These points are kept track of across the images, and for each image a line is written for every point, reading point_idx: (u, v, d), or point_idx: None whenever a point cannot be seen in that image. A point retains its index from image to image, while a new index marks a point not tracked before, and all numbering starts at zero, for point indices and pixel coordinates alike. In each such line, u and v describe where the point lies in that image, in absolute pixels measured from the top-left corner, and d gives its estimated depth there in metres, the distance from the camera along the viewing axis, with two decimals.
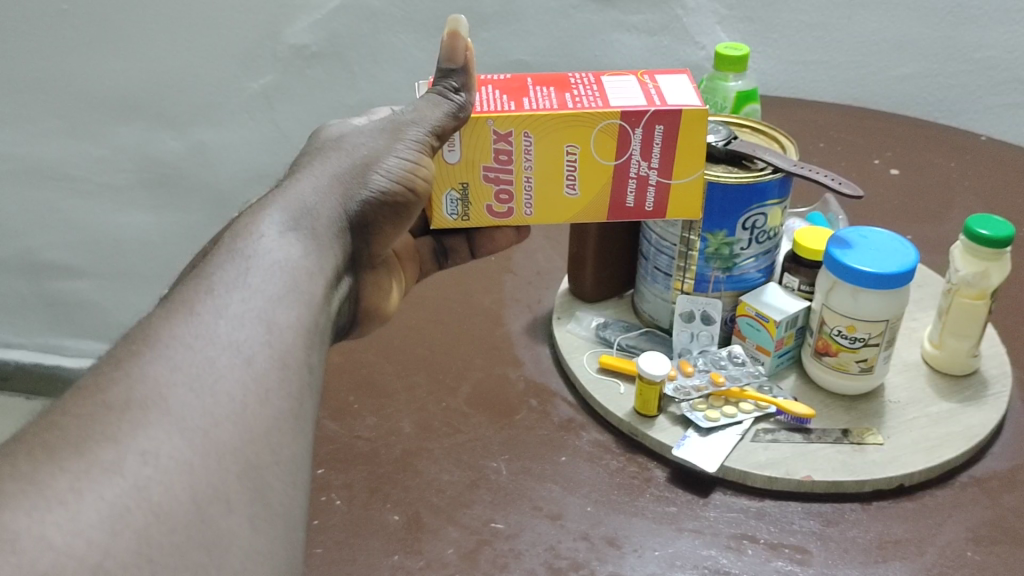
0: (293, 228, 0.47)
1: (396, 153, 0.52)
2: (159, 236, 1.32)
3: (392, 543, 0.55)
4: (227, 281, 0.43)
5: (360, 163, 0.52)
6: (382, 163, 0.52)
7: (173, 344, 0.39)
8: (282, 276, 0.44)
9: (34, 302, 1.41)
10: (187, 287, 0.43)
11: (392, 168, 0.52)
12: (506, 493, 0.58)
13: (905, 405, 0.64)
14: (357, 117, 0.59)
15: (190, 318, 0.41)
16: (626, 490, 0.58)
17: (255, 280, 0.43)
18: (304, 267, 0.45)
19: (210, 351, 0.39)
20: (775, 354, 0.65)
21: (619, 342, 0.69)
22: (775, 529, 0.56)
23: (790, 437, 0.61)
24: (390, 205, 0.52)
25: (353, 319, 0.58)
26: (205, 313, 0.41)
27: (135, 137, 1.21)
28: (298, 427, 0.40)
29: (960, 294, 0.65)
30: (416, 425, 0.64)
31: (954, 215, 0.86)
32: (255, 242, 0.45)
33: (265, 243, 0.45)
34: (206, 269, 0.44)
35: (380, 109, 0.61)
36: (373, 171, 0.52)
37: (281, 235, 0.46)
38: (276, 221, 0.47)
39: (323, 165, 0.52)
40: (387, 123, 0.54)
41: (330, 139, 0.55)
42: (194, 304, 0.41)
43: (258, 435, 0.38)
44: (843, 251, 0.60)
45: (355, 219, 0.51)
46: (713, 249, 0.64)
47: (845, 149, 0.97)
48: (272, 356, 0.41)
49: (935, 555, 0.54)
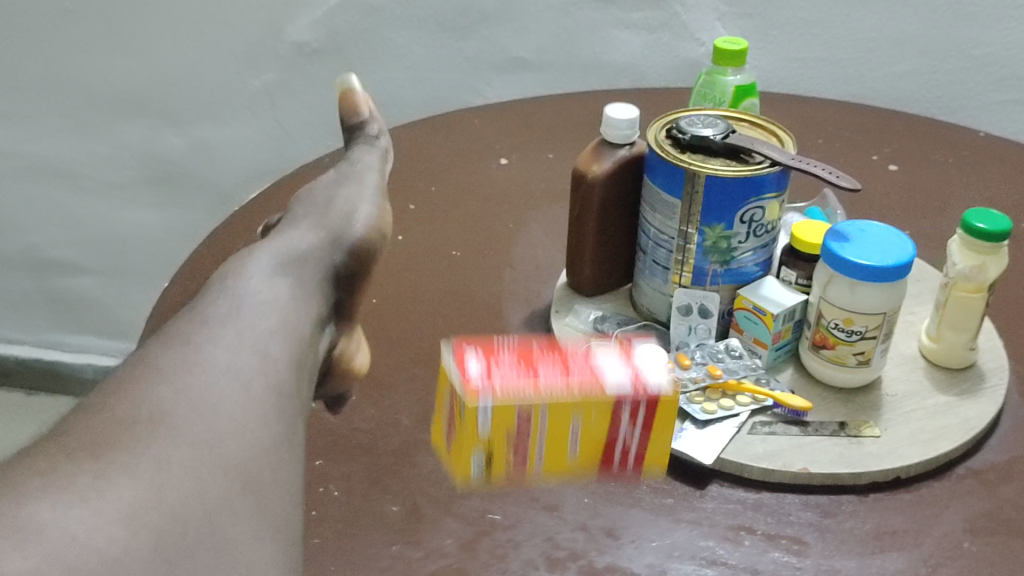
0: (282, 272, 0.57)
1: (370, 206, 0.63)
2: (160, 233, 1.32)
3: (392, 533, 0.55)
4: (226, 321, 0.53)
5: (341, 215, 0.61)
6: (358, 216, 0.61)
7: (181, 374, 0.49)
8: (273, 313, 0.54)
9: (37, 298, 1.41)
10: (196, 321, 0.53)
11: (367, 220, 0.62)
12: (505, 484, 0.58)
13: (903, 398, 0.64)
14: (327, 194, 0.64)
15: (194, 352, 0.50)
16: (621, 483, 0.60)
17: (249, 318, 0.53)
18: (289, 307, 0.55)
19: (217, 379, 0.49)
20: (773, 347, 0.65)
21: (617, 336, 0.69)
22: (772, 521, 0.57)
23: (787, 430, 0.61)
24: (366, 253, 0.61)
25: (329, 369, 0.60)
26: (210, 349, 0.51)
27: (137, 134, 1.22)
28: (277, 456, 0.48)
29: (958, 287, 0.65)
30: (415, 417, 0.64)
31: (952, 210, 0.86)
32: (254, 285, 0.56)
33: (256, 286, 0.55)
34: (200, 306, 0.54)
35: (359, 149, 0.67)
36: (354, 223, 0.61)
37: (270, 279, 0.56)
38: (265, 268, 0.57)
39: (313, 221, 0.61)
40: (363, 185, 0.64)
41: (307, 197, 0.64)
42: (196, 342, 0.51)
43: (234, 464, 0.46)
44: (841, 244, 0.61)
45: (338, 263, 0.60)
46: (711, 243, 0.64)
47: (844, 144, 0.97)
48: (262, 386, 0.50)
49: (932, 546, 0.55)
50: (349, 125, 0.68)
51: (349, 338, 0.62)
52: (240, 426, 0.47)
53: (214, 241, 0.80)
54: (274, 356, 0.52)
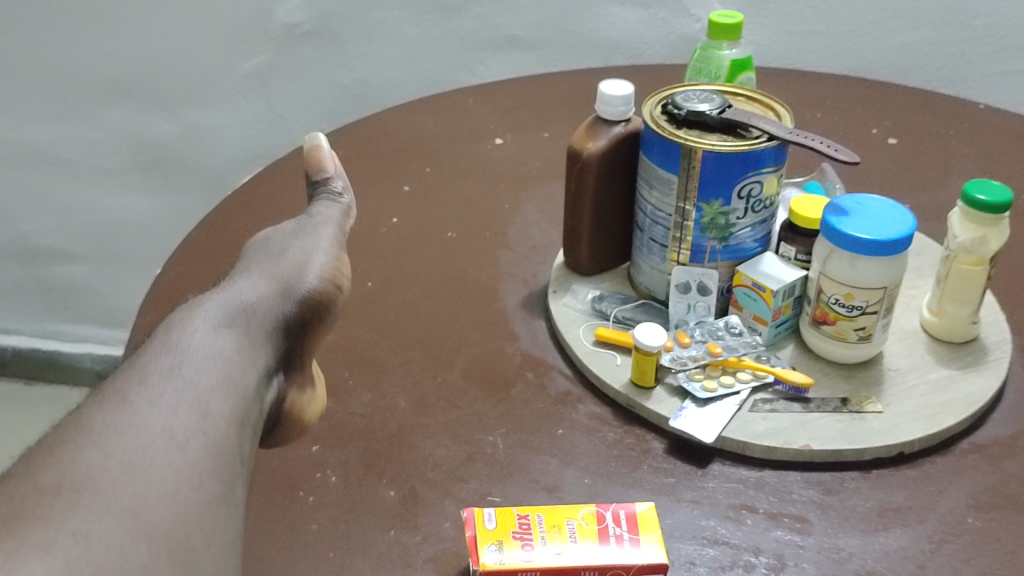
0: (228, 323, 0.55)
1: (323, 254, 0.60)
2: (153, 219, 1.31)
3: (388, 518, 0.54)
4: (164, 373, 0.50)
5: (293, 263, 0.59)
6: (309, 264, 0.59)
7: (112, 433, 0.47)
8: (216, 364, 0.52)
9: (31, 288, 1.40)
10: (138, 369, 0.51)
11: (319, 268, 0.59)
12: (503, 467, 0.58)
13: (905, 373, 0.63)
14: (288, 241, 0.61)
15: (127, 408, 0.48)
16: (623, 462, 0.58)
17: (188, 371, 0.51)
18: (232, 360, 0.53)
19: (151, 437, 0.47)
20: (773, 324, 0.65)
21: (615, 315, 0.68)
22: (774, 499, 0.56)
23: (788, 407, 0.61)
24: (318, 303, 0.58)
25: (279, 417, 0.57)
26: (142, 406, 0.48)
27: (128, 120, 1.21)
28: (210, 518, 0.47)
29: (959, 260, 0.64)
30: (411, 400, 0.63)
31: (951, 183, 0.86)
32: (194, 335, 0.53)
33: (199, 338, 0.53)
34: (141, 359, 0.52)
35: (319, 206, 0.64)
36: (306, 271, 0.58)
37: (215, 330, 0.54)
38: (211, 317, 0.55)
39: (264, 266, 0.59)
40: (318, 233, 0.61)
41: (261, 242, 0.62)
42: (132, 396, 0.49)
43: (162, 528, 0.44)
44: (840, 218, 0.60)
45: (289, 313, 0.57)
46: (708, 220, 0.63)
47: (843, 118, 0.96)
48: (199, 446, 0.48)
49: (936, 522, 0.55)
50: (313, 183, 0.65)
51: (302, 388, 0.58)
52: (171, 493, 0.46)
53: (206, 227, 0.79)
54: (215, 413, 0.50)
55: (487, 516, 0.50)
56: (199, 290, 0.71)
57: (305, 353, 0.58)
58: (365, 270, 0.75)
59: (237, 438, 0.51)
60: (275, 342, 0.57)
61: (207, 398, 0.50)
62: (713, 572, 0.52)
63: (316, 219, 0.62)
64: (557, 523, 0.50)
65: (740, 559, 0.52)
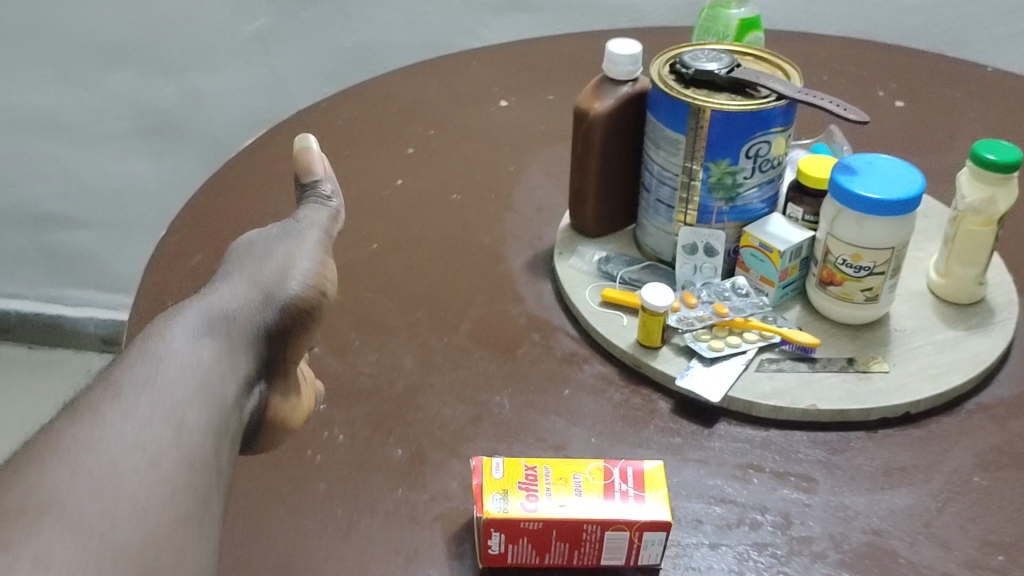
0: (209, 332, 0.50)
1: (307, 257, 0.54)
2: (155, 184, 1.31)
3: (396, 477, 0.54)
4: (137, 384, 0.46)
5: (276, 268, 0.53)
6: (292, 270, 0.53)
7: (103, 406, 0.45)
8: (193, 374, 0.48)
9: (34, 253, 1.40)
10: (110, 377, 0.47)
11: (303, 273, 0.53)
12: (509, 427, 0.58)
13: (911, 334, 0.63)
14: (270, 248, 0.55)
15: (99, 415, 0.44)
16: (629, 422, 0.59)
17: (163, 383, 0.47)
18: (211, 367, 0.49)
19: (122, 446, 0.43)
20: (780, 285, 0.65)
21: (621, 276, 0.68)
22: (780, 458, 0.56)
23: (794, 367, 0.61)
24: (301, 310, 0.52)
25: (260, 424, 0.53)
26: (113, 415, 0.44)
27: (128, 84, 1.20)
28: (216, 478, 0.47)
29: (967, 221, 0.63)
30: (417, 361, 0.63)
31: (958, 145, 0.85)
32: (170, 343, 0.49)
33: (175, 347, 0.49)
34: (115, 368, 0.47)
35: (306, 208, 0.57)
36: (288, 277, 0.53)
37: (195, 339, 0.50)
38: (190, 327, 0.50)
39: (245, 272, 0.53)
40: (303, 237, 0.55)
41: (243, 244, 0.56)
42: (101, 404, 0.45)
43: (128, 550, 0.40)
44: (849, 178, 0.59)
45: (270, 321, 0.52)
46: (715, 180, 0.63)
47: (850, 80, 0.95)
48: (172, 463, 0.44)
49: (941, 481, 0.55)
50: (302, 184, 0.59)
51: (286, 396, 0.53)
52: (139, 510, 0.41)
53: (209, 189, 0.79)
54: (190, 426, 0.46)
55: (495, 466, 0.50)
56: (204, 252, 0.71)
57: (290, 358, 0.53)
58: (370, 231, 0.75)
59: (214, 446, 0.47)
60: (256, 350, 0.51)
61: (182, 408, 0.46)
62: (719, 530, 0.52)
63: (301, 222, 0.56)
64: (564, 477, 0.50)
65: (747, 517, 0.53)
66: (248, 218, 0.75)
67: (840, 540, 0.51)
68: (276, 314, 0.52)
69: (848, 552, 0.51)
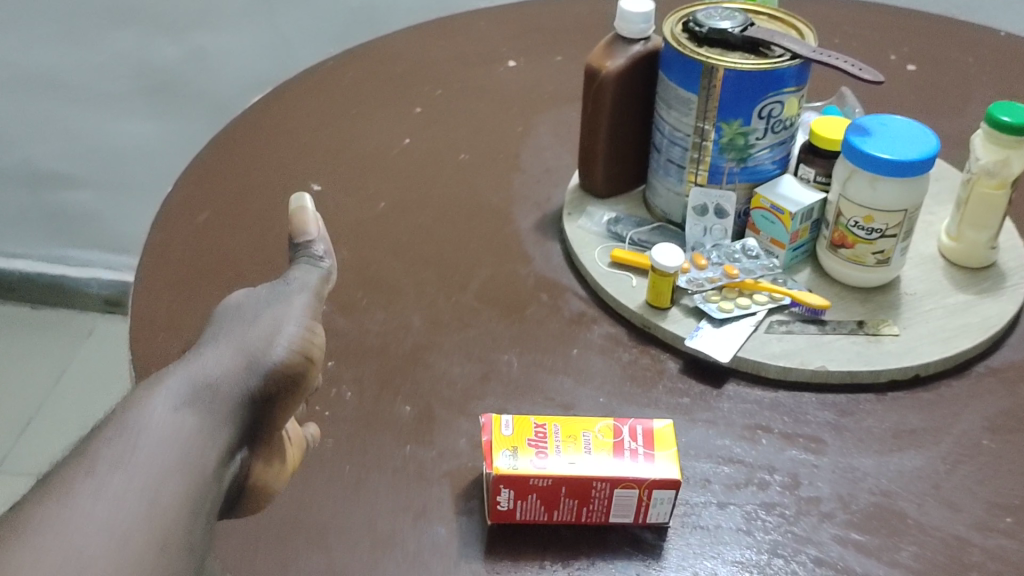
0: (190, 402, 0.43)
1: (296, 320, 0.45)
2: (159, 144, 1.30)
3: (404, 434, 0.54)
4: (112, 457, 0.40)
5: (260, 334, 0.44)
6: (278, 334, 0.44)
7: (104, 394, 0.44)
8: (171, 451, 0.41)
9: (36, 213, 1.39)
10: (86, 448, 0.42)
11: (289, 338, 0.44)
12: (517, 385, 0.58)
13: (922, 297, 0.63)
14: (257, 310, 0.46)
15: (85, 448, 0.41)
16: (638, 382, 0.58)
17: (136, 458, 0.41)
18: (189, 444, 0.42)
19: (83, 540, 0.38)
20: (790, 247, 0.64)
21: (631, 237, 0.68)
22: (789, 420, 0.56)
23: (804, 329, 0.61)
24: (288, 380, 0.44)
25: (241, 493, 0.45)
26: (82, 493, 0.39)
27: (132, 43, 1.19)
28: None
29: (980, 184, 0.63)
30: (426, 319, 0.62)
31: (970, 109, 0.85)
32: (148, 413, 0.42)
33: (154, 418, 0.42)
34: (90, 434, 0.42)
35: (294, 270, 0.48)
36: (273, 343, 0.44)
37: (175, 410, 0.43)
38: (170, 393, 0.43)
39: (225, 338, 0.45)
40: (291, 301, 0.46)
41: (229, 306, 0.47)
42: (72, 481, 0.40)
43: None
44: (862, 138, 0.59)
45: (253, 391, 0.43)
46: (727, 140, 0.62)
47: (862, 44, 0.94)
48: (138, 549, 0.38)
49: (950, 443, 0.55)
50: (292, 244, 0.50)
51: (268, 461, 0.46)
52: None
53: (214, 147, 0.78)
54: (162, 505, 0.40)
55: (505, 423, 0.50)
56: (210, 210, 0.71)
57: (277, 424, 0.45)
58: (377, 191, 0.74)
59: (188, 526, 0.40)
60: (241, 421, 0.43)
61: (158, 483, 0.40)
62: (728, 490, 0.52)
63: (290, 285, 0.47)
64: (573, 435, 0.50)
65: (755, 477, 0.52)
66: (254, 176, 0.75)
67: (848, 501, 0.51)
68: (258, 385, 0.43)
69: (856, 512, 0.51)
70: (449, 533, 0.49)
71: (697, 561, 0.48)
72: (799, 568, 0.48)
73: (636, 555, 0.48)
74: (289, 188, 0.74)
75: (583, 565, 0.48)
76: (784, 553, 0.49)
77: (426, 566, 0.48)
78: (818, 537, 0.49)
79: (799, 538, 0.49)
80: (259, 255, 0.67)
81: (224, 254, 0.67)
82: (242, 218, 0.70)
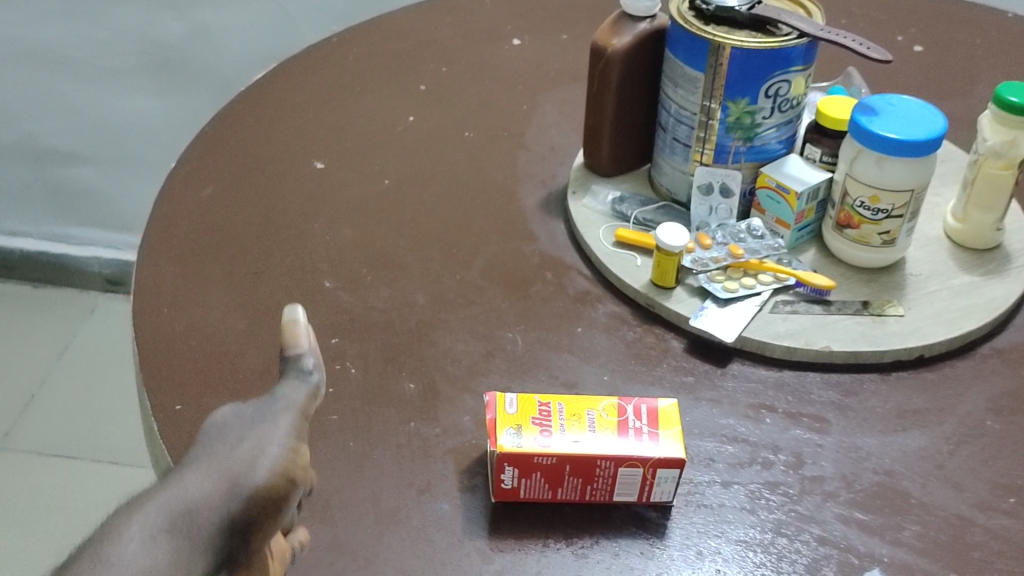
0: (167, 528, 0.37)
1: (279, 442, 0.41)
2: (162, 122, 1.30)
3: (408, 411, 0.54)
4: None
5: (242, 458, 0.40)
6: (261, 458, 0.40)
7: None
8: None
9: (38, 189, 1.39)
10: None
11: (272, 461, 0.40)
12: (522, 363, 0.58)
13: (927, 278, 0.63)
14: (239, 432, 0.42)
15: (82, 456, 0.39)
16: (642, 360, 0.58)
17: None
18: None
19: None
20: (796, 228, 0.64)
21: (636, 216, 0.68)
22: (793, 399, 0.56)
23: (809, 309, 0.61)
24: (270, 503, 0.39)
25: None
26: None
27: (135, 18, 1.18)
28: None
29: (987, 165, 0.63)
30: (430, 296, 0.62)
31: (977, 91, 0.84)
32: (121, 545, 0.36)
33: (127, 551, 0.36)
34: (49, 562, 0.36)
35: (284, 385, 0.44)
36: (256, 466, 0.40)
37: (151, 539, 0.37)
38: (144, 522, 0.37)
39: (200, 464, 0.40)
40: (276, 423, 0.42)
41: (210, 425, 0.43)
42: None
43: None
44: (870, 118, 0.58)
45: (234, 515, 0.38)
46: (734, 119, 0.62)
47: (868, 24, 0.94)
48: None
49: (954, 424, 0.55)
50: (282, 358, 0.46)
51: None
52: None
53: (218, 123, 0.78)
54: None
55: (509, 401, 0.50)
56: (215, 185, 0.71)
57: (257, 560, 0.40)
58: (382, 168, 0.74)
59: None
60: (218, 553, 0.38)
61: None
62: (732, 469, 0.52)
63: (276, 404, 0.43)
64: (578, 413, 0.50)
65: (759, 456, 0.53)
66: (258, 152, 0.75)
67: (852, 480, 0.51)
68: (240, 510, 0.39)
69: (860, 492, 0.51)
70: (453, 509, 0.49)
71: (701, 540, 0.48)
72: (802, 547, 0.48)
73: (640, 533, 0.49)
74: (294, 165, 0.73)
75: (587, 543, 0.48)
76: (788, 532, 0.49)
77: (430, 542, 0.48)
78: (821, 516, 0.50)
79: (802, 517, 0.49)
80: (263, 230, 0.67)
81: (228, 230, 0.67)
82: (246, 194, 0.70)
